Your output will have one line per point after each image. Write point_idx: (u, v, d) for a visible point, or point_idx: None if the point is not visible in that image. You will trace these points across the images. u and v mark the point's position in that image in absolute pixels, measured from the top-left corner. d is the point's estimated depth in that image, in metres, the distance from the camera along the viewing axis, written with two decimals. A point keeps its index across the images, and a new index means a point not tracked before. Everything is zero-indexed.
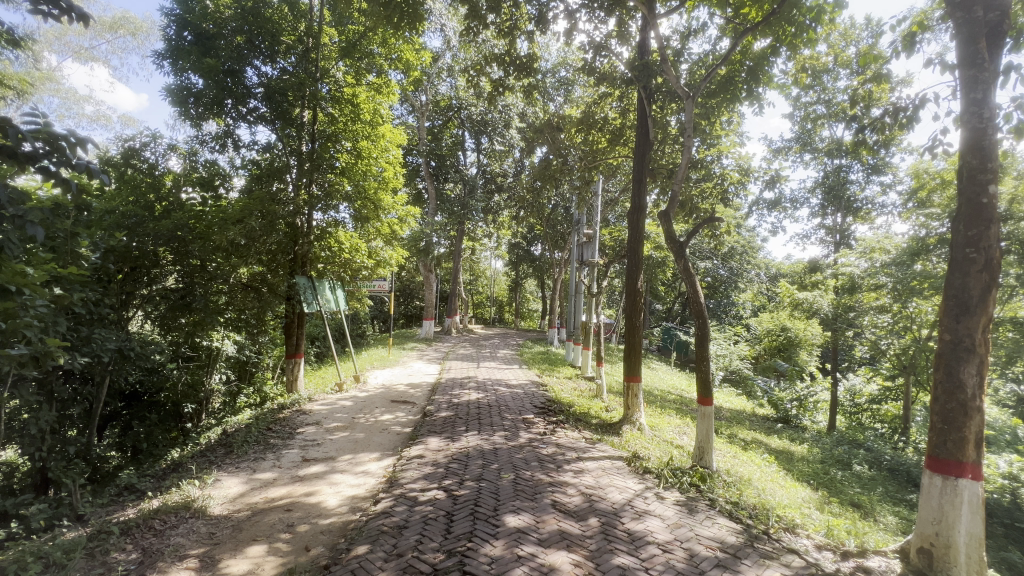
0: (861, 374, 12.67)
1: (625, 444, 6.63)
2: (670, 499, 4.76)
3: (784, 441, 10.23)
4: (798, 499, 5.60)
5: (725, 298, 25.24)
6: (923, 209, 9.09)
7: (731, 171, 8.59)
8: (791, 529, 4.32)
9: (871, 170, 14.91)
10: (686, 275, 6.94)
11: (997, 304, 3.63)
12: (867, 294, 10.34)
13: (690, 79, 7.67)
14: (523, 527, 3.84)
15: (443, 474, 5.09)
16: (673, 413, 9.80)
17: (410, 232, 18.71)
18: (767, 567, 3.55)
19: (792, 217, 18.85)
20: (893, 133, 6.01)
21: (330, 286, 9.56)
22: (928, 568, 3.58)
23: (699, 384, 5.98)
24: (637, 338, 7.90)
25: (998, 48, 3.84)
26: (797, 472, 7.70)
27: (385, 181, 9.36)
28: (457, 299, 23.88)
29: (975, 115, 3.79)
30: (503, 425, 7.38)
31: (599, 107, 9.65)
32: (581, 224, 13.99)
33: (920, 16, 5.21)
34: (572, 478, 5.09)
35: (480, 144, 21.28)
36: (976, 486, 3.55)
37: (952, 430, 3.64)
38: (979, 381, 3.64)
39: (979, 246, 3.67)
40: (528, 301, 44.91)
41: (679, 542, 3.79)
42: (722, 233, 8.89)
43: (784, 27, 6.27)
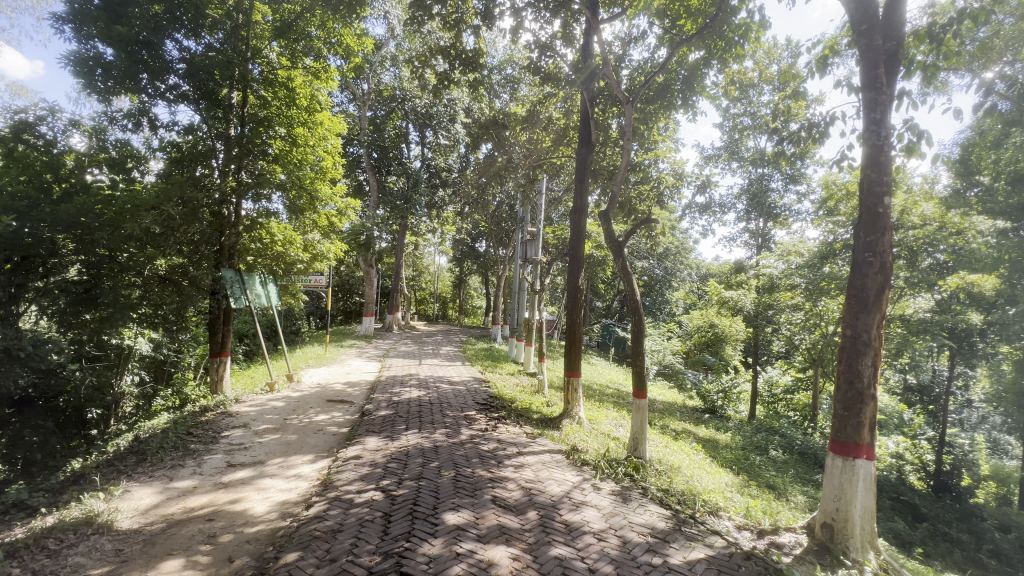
0: (778, 366, 13.84)
1: (565, 437, 6.80)
2: (606, 489, 4.94)
3: (710, 430, 10.89)
4: (722, 484, 6.03)
5: (660, 296, 26.50)
6: (831, 217, 10.18)
7: (667, 175, 9.03)
8: (714, 512, 4.64)
9: (788, 180, 16.32)
10: (625, 275, 7.20)
11: (889, 303, 4.07)
12: (783, 293, 11.23)
13: (629, 85, 7.97)
14: (462, 525, 3.82)
15: (381, 474, 4.95)
16: (610, 406, 10.15)
17: (349, 225, 17.85)
18: (692, 549, 3.76)
19: (720, 220, 20.24)
20: (807, 147, 6.60)
21: (260, 281, 9.09)
22: (830, 540, 3.97)
23: (635, 378, 6.24)
24: (577, 334, 8.07)
25: (895, 74, 4.27)
26: (721, 459, 8.28)
27: (323, 171, 9.05)
28: (398, 296, 23.28)
29: (874, 133, 4.22)
30: (444, 422, 7.30)
31: (543, 107, 9.44)
32: (526, 221, 14.08)
33: (832, 41, 5.72)
34: (512, 473, 5.14)
35: (425, 138, 20.82)
36: (869, 465, 3.98)
37: (851, 416, 4.04)
38: (873, 372, 4.07)
39: (875, 250, 4.10)
40: (471, 298, 44.64)
41: (612, 530, 3.94)
42: (658, 234, 9.33)
43: (716, 40, 6.66)
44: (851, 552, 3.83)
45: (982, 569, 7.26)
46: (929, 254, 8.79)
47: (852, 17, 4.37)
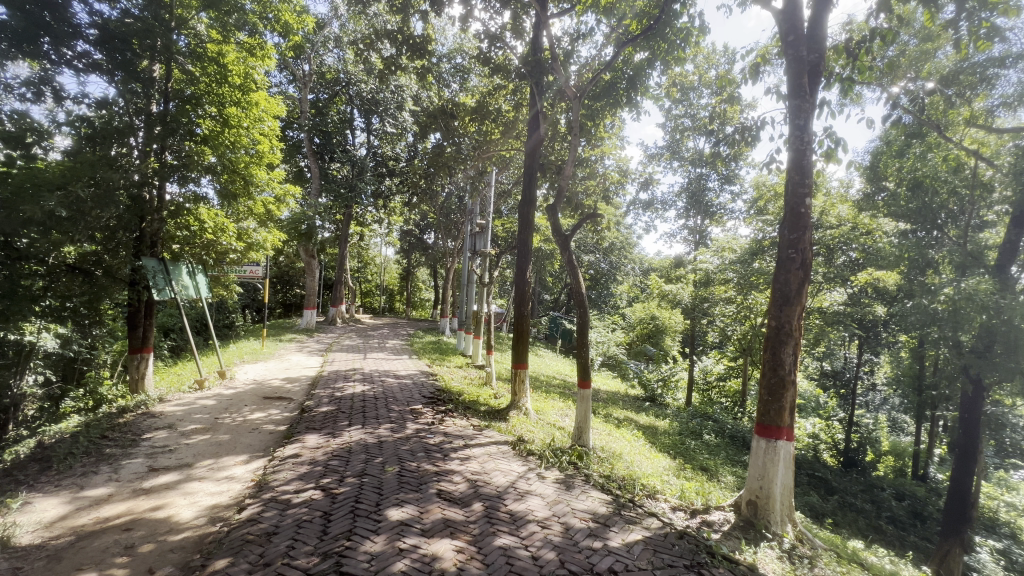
0: (713, 356, 14.70)
1: (511, 428, 6.88)
2: (550, 478, 5.04)
3: (650, 418, 11.42)
4: (660, 468, 6.35)
5: (606, 290, 27.18)
6: (761, 216, 10.95)
7: (612, 172, 9.28)
8: (652, 495, 4.87)
9: (724, 180, 17.25)
10: (571, 268, 7.36)
11: (808, 297, 4.42)
12: (718, 287, 11.95)
13: (577, 81, 8.05)
14: (406, 520, 3.77)
15: (321, 472, 4.78)
16: (556, 397, 10.39)
17: (288, 213, 16.89)
18: (631, 532, 3.93)
19: (662, 217, 21.12)
20: (741, 149, 7.01)
21: (188, 271, 8.50)
22: (754, 516, 4.27)
23: (579, 368, 6.39)
24: (525, 327, 8.13)
25: (817, 84, 4.60)
26: (659, 444, 8.71)
27: (259, 155, 8.75)
28: (342, 288, 22.45)
29: (799, 139, 4.54)
30: (389, 417, 7.15)
31: (493, 99, 9.67)
32: (475, 213, 13.96)
33: (764, 50, 6.08)
34: (458, 466, 5.12)
35: (371, 125, 20.08)
36: (789, 445, 4.32)
37: (774, 401, 4.36)
38: (794, 360, 4.41)
39: (797, 248, 4.42)
40: (420, 291, 43.88)
41: (556, 517, 4.03)
42: (603, 229, 9.56)
43: (660, 42, 6.90)
44: (772, 526, 4.16)
45: (882, 534, 8.22)
46: (844, 251, 9.54)
47: (782, 28, 4.67)
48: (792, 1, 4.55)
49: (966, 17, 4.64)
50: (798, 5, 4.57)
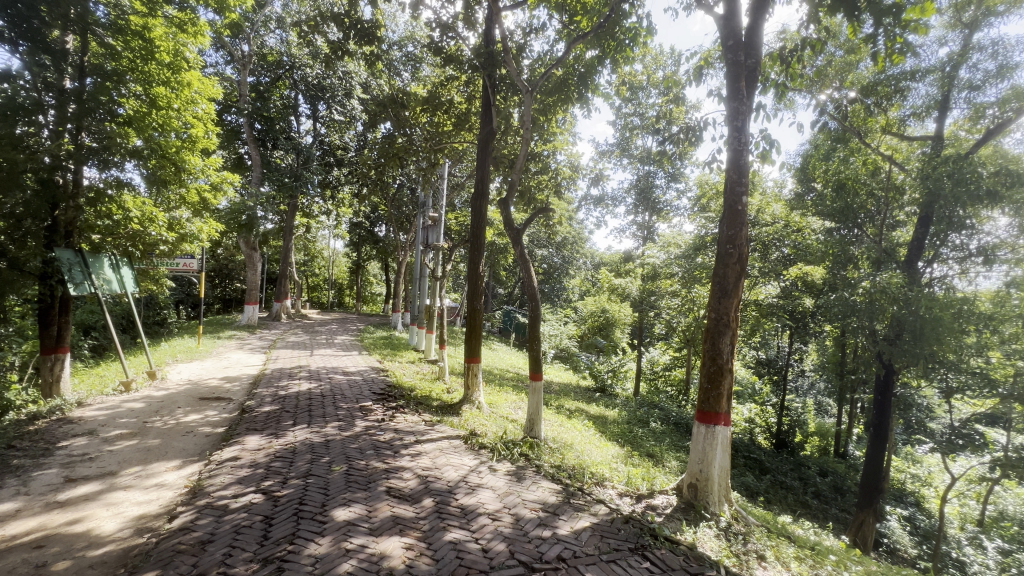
0: (659, 347, 15.32)
1: (464, 423, 6.85)
2: (502, 470, 5.07)
3: (600, 407, 11.77)
4: (609, 456, 6.54)
5: (557, 284, 27.33)
6: (704, 213, 11.48)
7: (564, 167, 9.42)
8: (600, 482, 5.02)
9: (670, 178, 17.91)
10: (522, 262, 7.40)
11: (745, 289, 4.67)
12: (664, 281, 12.46)
13: (529, 76, 8.07)
14: (353, 519, 3.67)
15: (262, 475, 4.56)
16: (509, 390, 10.45)
17: (227, 202, 15.85)
18: (579, 519, 4.03)
19: (612, 213, 21.66)
20: (686, 148, 7.30)
21: (111, 264, 7.80)
22: (694, 498, 4.50)
23: (531, 361, 6.45)
24: (477, 321, 8.08)
25: (753, 88, 4.85)
26: (609, 433, 8.99)
27: (192, 139, 8.18)
28: (287, 282, 21.48)
29: (737, 139, 4.78)
30: (336, 415, 6.92)
31: (445, 90, 9.53)
32: (427, 206, 13.73)
33: (706, 54, 6.35)
34: (408, 462, 5.04)
35: (317, 112, 19.18)
36: (726, 430, 4.57)
37: (713, 388, 4.58)
38: (731, 349, 4.66)
39: (735, 243, 4.67)
40: (370, 285, 42.68)
41: (507, 509, 4.07)
42: (555, 224, 9.66)
43: (609, 41, 7.02)
44: (710, 506, 4.40)
45: (808, 508, 8.93)
46: (777, 247, 10.52)
47: (722, 34, 4.87)
48: (732, 9, 4.76)
49: (884, 33, 5.00)
50: (737, 12, 4.78)
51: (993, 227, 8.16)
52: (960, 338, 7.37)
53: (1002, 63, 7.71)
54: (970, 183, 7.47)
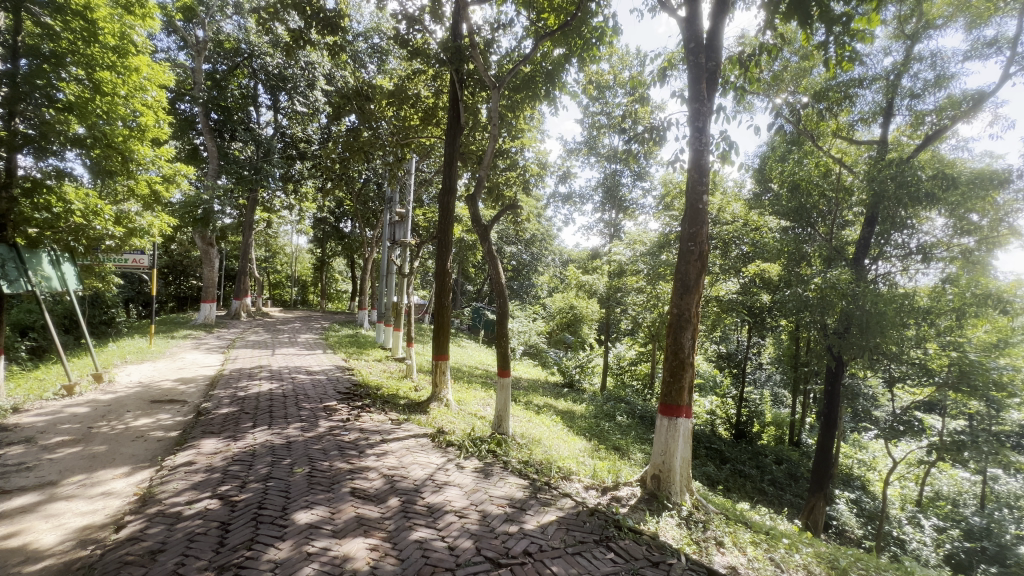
0: (625, 342, 15.65)
1: (431, 421, 6.79)
2: (469, 467, 5.06)
3: (568, 403, 11.91)
4: (576, 450, 6.64)
5: (526, 281, 27.45)
6: (668, 212, 11.75)
7: (532, 164, 9.42)
8: (567, 476, 5.08)
9: (636, 177, 18.29)
10: (490, 259, 7.39)
11: (705, 285, 4.82)
12: (630, 277, 12.73)
13: (497, 72, 8.03)
14: (315, 522, 3.58)
15: (219, 479, 4.38)
16: (478, 387, 10.43)
17: (180, 195, 15.07)
18: (546, 513, 4.08)
19: (580, 210, 21.91)
20: (650, 148, 7.46)
21: (49, 259, 7.37)
22: (657, 489, 4.62)
23: (499, 358, 6.45)
24: (445, 318, 8.02)
25: (713, 90, 4.99)
26: (576, 427, 9.11)
27: (141, 128, 7.78)
28: (247, 279, 20.69)
29: (698, 140, 4.91)
30: (299, 416, 6.73)
31: (412, 84, 9.37)
32: (394, 202, 13.51)
33: (670, 56, 6.49)
34: (374, 462, 4.96)
35: (278, 103, 18.50)
36: (687, 422, 4.71)
37: (675, 381, 4.71)
38: (692, 344, 4.80)
39: (696, 241, 4.81)
40: (336, 282, 41.64)
41: (473, 506, 4.06)
42: (524, 221, 9.67)
43: (576, 39, 7.07)
44: (672, 496, 4.53)
45: (764, 495, 9.35)
46: (737, 245, 11.06)
47: (685, 36, 4.98)
48: (694, 12, 4.88)
49: (834, 41, 5.24)
50: (699, 16, 4.90)
51: (930, 227, 8.73)
52: (901, 331, 7.84)
53: (940, 73, 8.23)
54: (911, 186, 7.96)
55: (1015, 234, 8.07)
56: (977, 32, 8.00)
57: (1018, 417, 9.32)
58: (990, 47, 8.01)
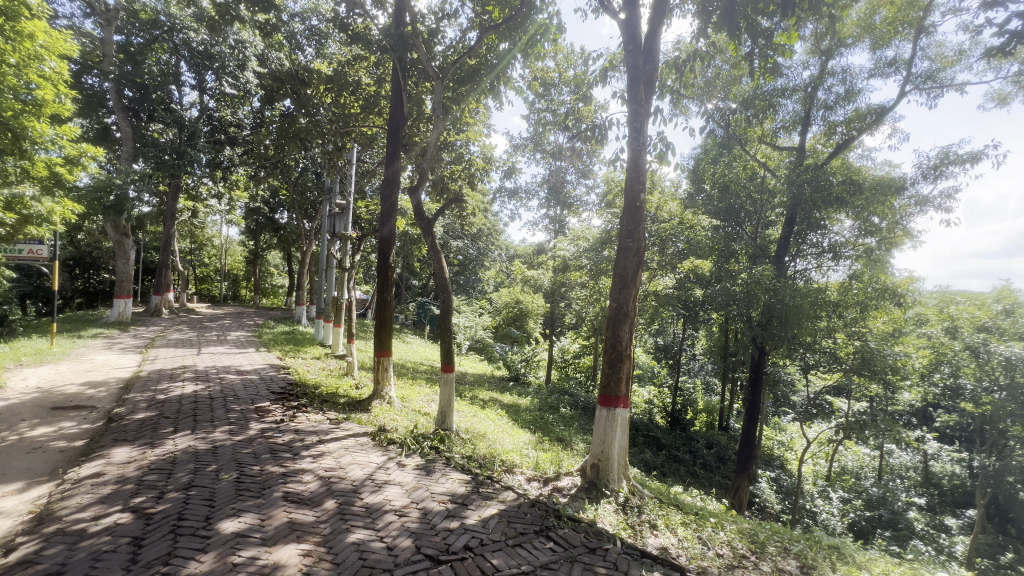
0: (569, 336, 16.00)
1: (372, 419, 6.60)
2: (411, 465, 4.98)
3: (514, 396, 12.03)
4: (520, 443, 6.72)
5: (473, 275, 27.29)
6: (610, 209, 12.11)
7: (477, 158, 9.32)
8: (510, 469, 5.13)
9: (580, 174, 18.73)
10: (434, 253, 7.27)
11: (642, 281, 5.02)
12: (574, 272, 13.01)
13: (441, 62, 7.88)
14: (242, 531, 3.38)
15: (132, 491, 4.01)
16: (422, 383, 10.30)
17: (88, 178, 13.58)
18: (487, 506, 4.10)
19: (526, 205, 22.06)
20: (593, 146, 7.64)
21: None
22: (596, 478, 4.78)
23: (443, 353, 6.38)
24: (388, 313, 7.81)
25: (651, 92, 5.19)
26: (521, 420, 9.22)
27: (37, 103, 6.92)
28: (169, 272, 19.10)
29: (637, 139, 5.09)
30: (227, 418, 6.31)
31: (352, 70, 9.00)
32: (334, 193, 12.96)
33: (611, 57, 6.66)
34: (310, 464, 4.75)
35: (203, 83, 17.12)
36: (625, 411, 4.89)
37: (613, 373, 4.87)
38: (629, 337, 4.98)
39: (633, 237, 4.98)
40: (271, 276, 39.38)
41: (414, 504, 4.00)
42: (469, 215, 9.60)
43: (521, 35, 7.08)
44: (610, 483, 4.71)
45: (696, 478, 10.00)
46: (673, 242, 11.17)
47: (624, 37, 5.14)
48: (633, 15, 5.04)
49: (759, 51, 5.58)
50: (638, 19, 5.07)
51: (840, 228, 9.61)
52: (815, 322, 8.57)
53: (849, 88, 9.04)
54: (824, 190, 8.76)
55: (908, 235, 9.06)
56: (880, 51, 8.85)
57: (909, 397, 10.52)
58: (890, 67, 8.90)
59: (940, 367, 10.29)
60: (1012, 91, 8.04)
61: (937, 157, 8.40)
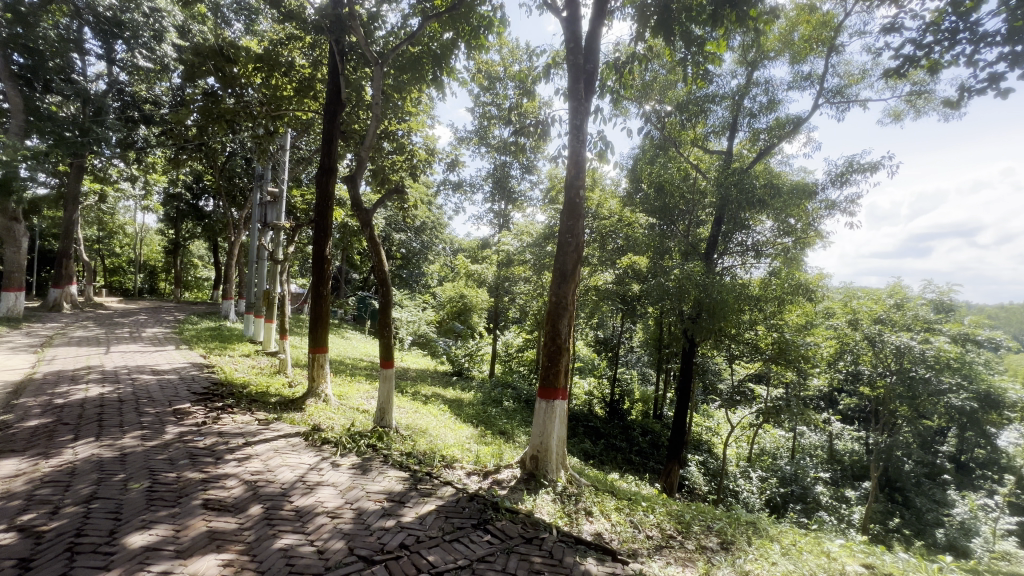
0: (513, 330, 16.13)
1: (306, 418, 6.31)
2: (346, 464, 4.81)
3: (457, 391, 11.97)
4: (462, 438, 6.70)
5: (416, 269, 26.71)
6: (553, 205, 12.32)
7: (420, 149, 9.10)
8: (450, 464, 5.09)
9: (524, 169, 18.83)
10: (374, 245, 7.03)
11: (580, 275, 5.14)
12: (517, 267, 13.11)
13: (382, 48, 7.61)
14: (153, 544, 3.11)
15: (19, 509, 3.55)
16: (362, 379, 10.00)
17: None
18: (425, 503, 4.04)
19: (471, 199, 21.91)
20: (537, 141, 7.70)
21: None
22: (535, 469, 4.86)
23: (382, 349, 6.19)
24: (324, 308, 7.47)
25: (591, 91, 5.30)
26: (464, 415, 9.20)
27: None
28: (72, 263, 17.15)
29: (577, 138, 5.19)
30: (139, 422, 5.77)
31: (285, 50, 8.47)
32: (265, 180, 12.18)
33: (554, 54, 6.73)
34: (233, 468, 4.46)
35: (112, 52, 15.42)
36: (563, 403, 5.00)
37: (552, 366, 4.96)
38: (568, 330, 5.09)
39: (572, 233, 5.09)
40: (194, 268, 36.47)
41: (348, 505, 3.87)
42: (411, 207, 9.37)
43: (463, 25, 6.99)
44: (549, 474, 4.80)
45: (632, 464, 10.49)
46: (613, 239, 11.40)
47: (565, 36, 5.21)
48: (574, 14, 5.11)
49: (693, 57, 5.86)
50: (579, 18, 5.15)
51: (761, 228, 10.35)
52: (739, 315, 9.22)
53: (771, 98, 9.74)
54: (748, 193, 9.43)
55: (819, 235, 9.93)
56: (798, 66, 9.59)
57: (818, 382, 11.58)
58: (806, 80, 9.69)
59: (843, 355, 11.53)
60: (905, 108, 9.02)
61: (844, 165, 9.26)
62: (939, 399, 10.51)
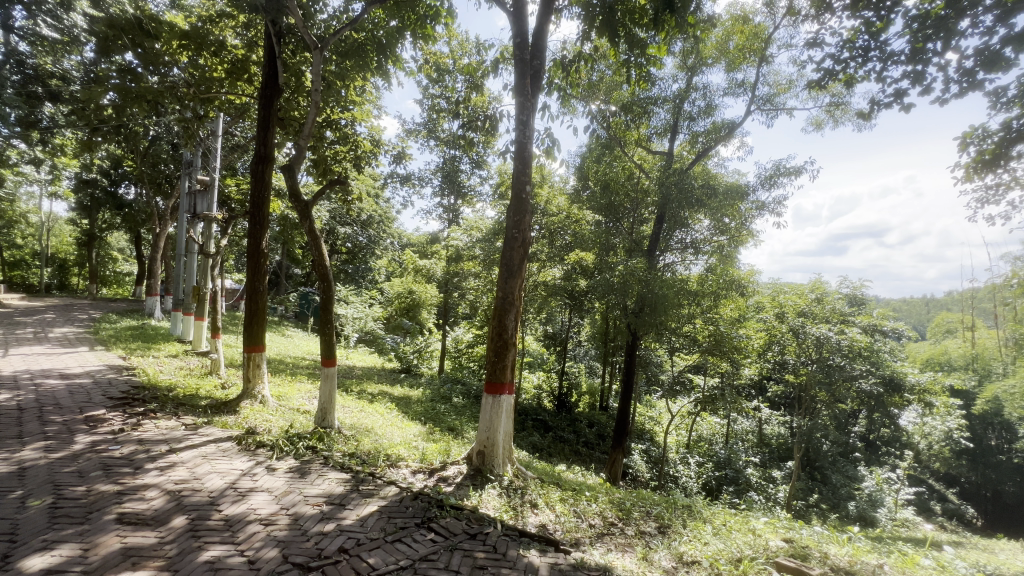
0: (462, 326, 16.03)
1: (240, 421, 5.96)
2: (282, 468, 4.58)
3: (405, 388, 11.75)
4: (408, 436, 6.57)
5: (362, 264, 25.87)
6: (502, 201, 12.35)
7: (365, 139, 8.79)
8: (394, 463, 4.99)
9: (474, 164, 18.71)
10: (314, 238, 6.73)
11: (527, 270, 5.17)
12: (467, 262, 13.02)
13: (322, 33, 7.26)
14: (56, 566, 2.81)
15: None
16: (303, 379, 9.58)
17: None
18: (367, 504, 3.93)
19: (419, 192, 21.50)
20: (485, 136, 7.65)
21: None
22: (482, 464, 4.89)
23: (323, 347, 5.95)
24: (260, 304, 7.08)
25: (537, 88, 5.32)
26: (411, 412, 9.05)
27: None
28: None
29: (524, 133, 5.20)
30: (43, 432, 5.20)
31: (215, 27, 7.87)
32: (194, 167, 11.34)
33: (502, 49, 6.69)
34: (155, 478, 4.12)
35: None
36: (510, 398, 5.03)
37: (499, 361, 4.97)
38: (514, 326, 5.11)
39: (519, 228, 5.10)
40: (114, 262, 33.36)
41: (284, 510, 3.69)
42: (355, 200, 9.04)
43: (409, 13, 6.79)
44: (495, 469, 4.84)
45: (578, 455, 10.78)
46: (561, 235, 11.44)
47: (513, 31, 5.19)
48: (520, 10, 5.11)
49: (636, 59, 6.02)
50: (525, 14, 5.15)
51: (700, 227, 10.88)
52: (679, 309, 9.64)
53: (708, 103, 10.23)
54: (687, 193, 9.87)
55: (750, 235, 10.58)
56: (732, 73, 10.12)
57: (750, 372, 12.37)
58: (740, 88, 10.25)
59: (772, 346, 12.39)
60: (826, 118, 9.76)
61: (772, 169, 9.90)
62: (852, 385, 11.56)
